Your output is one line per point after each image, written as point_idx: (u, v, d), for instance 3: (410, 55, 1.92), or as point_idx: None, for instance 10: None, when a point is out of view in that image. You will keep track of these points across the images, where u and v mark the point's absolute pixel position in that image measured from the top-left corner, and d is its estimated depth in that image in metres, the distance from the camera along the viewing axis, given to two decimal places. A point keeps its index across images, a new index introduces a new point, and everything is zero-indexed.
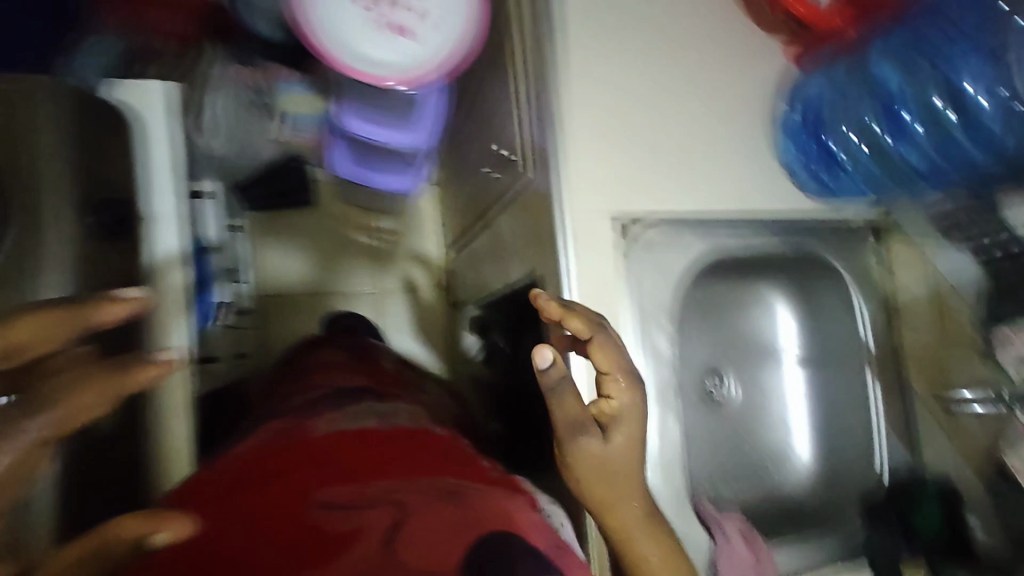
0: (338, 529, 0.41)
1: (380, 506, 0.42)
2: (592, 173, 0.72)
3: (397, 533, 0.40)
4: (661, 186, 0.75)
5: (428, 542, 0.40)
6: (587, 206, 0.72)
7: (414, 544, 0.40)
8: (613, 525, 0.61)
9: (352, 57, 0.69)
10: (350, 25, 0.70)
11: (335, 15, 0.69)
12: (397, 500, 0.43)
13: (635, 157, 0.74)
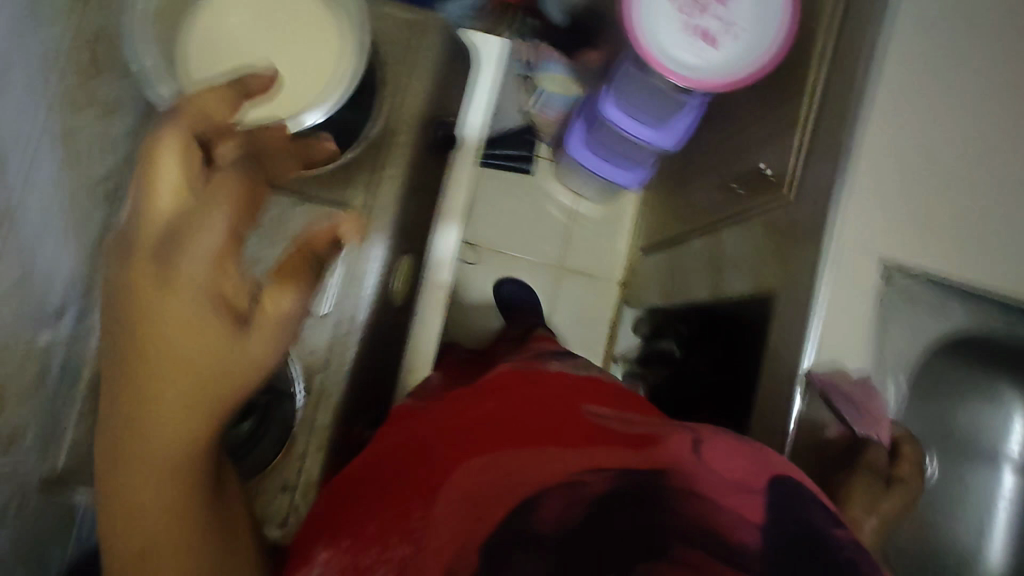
0: (636, 435, 0.55)
1: (665, 429, 0.56)
2: (878, 212, 0.74)
3: (699, 448, 0.52)
4: (944, 228, 0.76)
5: (724, 458, 0.52)
6: (864, 240, 0.74)
7: (714, 458, 0.51)
8: None
9: (665, 56, 0.85)
10: (669, 36, 0.85)
11: (656, 10, 0.86)
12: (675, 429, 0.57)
13: (914, 214, 0.75)
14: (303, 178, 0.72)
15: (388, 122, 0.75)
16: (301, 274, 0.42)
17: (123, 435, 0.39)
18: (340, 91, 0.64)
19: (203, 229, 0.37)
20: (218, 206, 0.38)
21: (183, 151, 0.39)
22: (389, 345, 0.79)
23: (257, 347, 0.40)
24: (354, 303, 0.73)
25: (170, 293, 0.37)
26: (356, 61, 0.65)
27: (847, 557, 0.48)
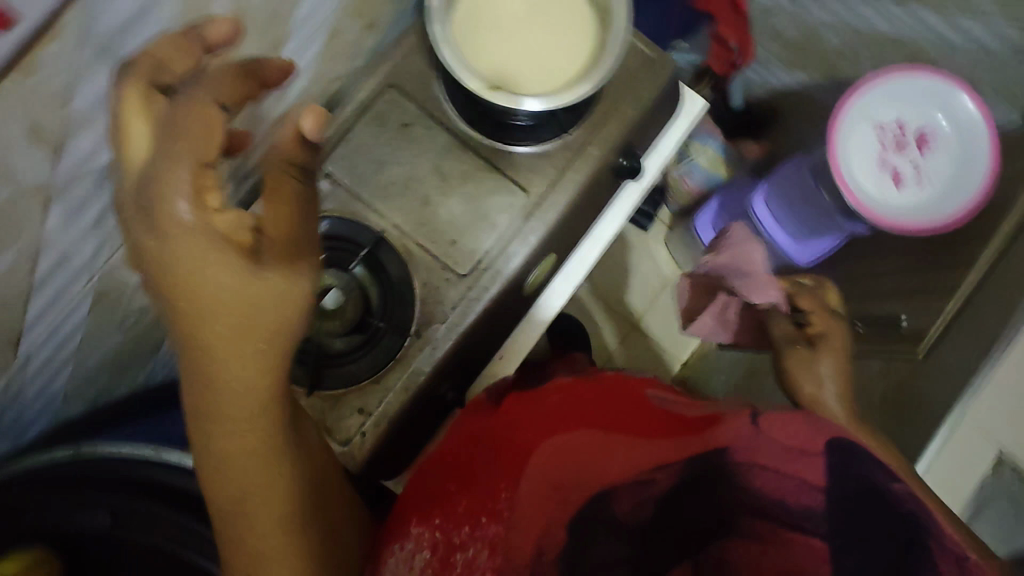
0: (695, 419, 0.63)
1: (725, 407, 0.64)
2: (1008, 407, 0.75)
3: (759, 418, 0.59)
4: None
5: (784, 426, 0.58)
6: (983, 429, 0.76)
7: (773, 425, 0.58)
8: None
9: (852, 178, 0.88)
10: (859, 163, 0.89)
11: (856, 136, 0.89)
12: (732, 406, 0.64)
13: None
14: (498, 147, 0.76)
15: (593, 130, 0.77)
16: (287, 190, 0.39)
17: (202, 401, 0.42)
18: (580, 93, 0.65)
19: (182, 152, 0.33)
20: (198, 141, 0.34)
21: (176, 100, 0.35)
22: (500, 325, 0.81)
23: (270, 280, 0.38)
24: (493, 273, 0.75)
25: (182, 245, 0.34)
26: (606, 72, 0.66)
27: (911, 509, 0.54)
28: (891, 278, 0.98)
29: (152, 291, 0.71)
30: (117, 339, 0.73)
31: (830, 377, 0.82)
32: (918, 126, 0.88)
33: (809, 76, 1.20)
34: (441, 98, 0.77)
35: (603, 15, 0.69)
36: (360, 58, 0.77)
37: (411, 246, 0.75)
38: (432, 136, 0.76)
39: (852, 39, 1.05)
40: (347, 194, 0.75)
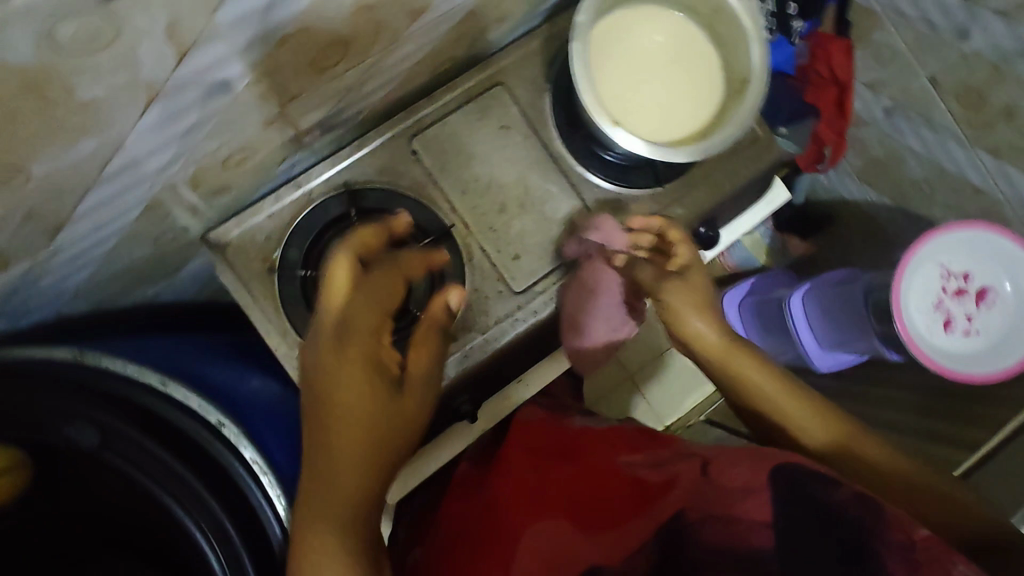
0: (654, 480, 0.65)
1: (681, 461, 0.66)
2: None
3: (709, 471, 0.62)
4: None
5: (733, 473, 0.59)
6: None
7: (721, 475, 0.60)
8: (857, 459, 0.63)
9: (904, 311, 0.88)
10: (916, 298, 0.89)
11: (920, 274, 0.89)
12: (685, 461, 0.66)
13: None
14: (588, 177, 0.74)
15: (683, 190, 0.76)
16: (430, 338, 0.62)
17: (321, 471, 0.54)
18: (684, 157, 0.63)
19: (365, 314, 0.59)
20: (372, 308, 0.59)
21: (359, 284, 0.60)
22: (533, 351, 0.79)
23: (410, 400, 0.59)
24: (544, 299, 0.73)
25: (344, 361, 0.57)
26: (716, 147, 0.63)
27: (858, 513, 0.51)
28: (904, 413, 1.00)
29: (199, 214, 0.67)
30: (147, 252, 0.68)
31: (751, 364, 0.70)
32: (983, 283, 0.89)
33: (879, 196, 1.20)
34: (546, 112, 0.75)
35: (743, 84, 0.66)
36: (478, 47, 0.74)
37: (472, 248, 0.73)
38: (526, 147, 0.74)
39: (937, 176, 1.05)
40: (425, 177, 0.72)
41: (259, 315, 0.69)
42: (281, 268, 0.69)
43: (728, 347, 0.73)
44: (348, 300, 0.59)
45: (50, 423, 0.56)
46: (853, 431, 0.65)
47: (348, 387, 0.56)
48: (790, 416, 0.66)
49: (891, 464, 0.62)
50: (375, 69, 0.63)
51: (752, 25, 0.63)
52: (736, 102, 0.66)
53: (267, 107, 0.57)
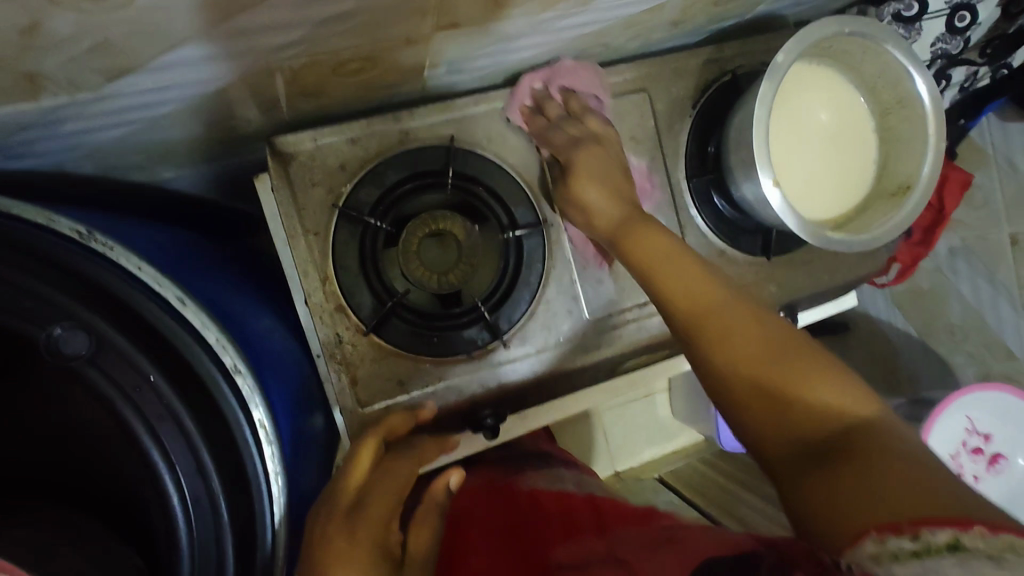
0: None
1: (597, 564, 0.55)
2: None
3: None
4: None
5: None
6: None
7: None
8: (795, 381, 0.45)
9: None
10: (939, 447, 0.87)
11: (949, 425, 0.87)
12: (601, 561, 0.55)
13: None
14: (697, 222, 0.68)
15: (782, 270, 0.71)
16: (431, 519, 0.54)
17: None
18: (819, 242, 0.57)
19: (380, 502, 0.50)
20: (389, 494, 0.51)
21: (379, 469, 0.53)
22: (573, 383, 0.71)
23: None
24: (612, 333, 0.66)
25: (351, 548, 0.46)
26: (852, 245, 0.58)
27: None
28: None
29: (269, 108, 0.56)
30: (190, 130, 0.56)
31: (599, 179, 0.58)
32: (998, 449, 0.89)
33: (904, 323, 1.11)
34: (680, 138, 0.67)
35: (903, 190, 0.61)
36: (636, 43, 0.66)
37: (556, 254, 0.64)
38: (646, 168, 0.66)
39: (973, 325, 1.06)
40: (534, 160, 0.64)
41: (302, 250, 0.58)
42: (344, 207, 0.58)
43: (626, 221, 0.56)
44: (376, 480, 0.52)
45: (27, 313, 0.40)
46: (797, 351, 0.46)
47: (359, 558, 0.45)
48: (688, 296, 0.50)
49: (793, 372, 0.45)
50: (543, 27, 0.54)
51: (935, 141, 0.59)
52: (879, 211, 0.61)
53: (421, 25, 0.47)
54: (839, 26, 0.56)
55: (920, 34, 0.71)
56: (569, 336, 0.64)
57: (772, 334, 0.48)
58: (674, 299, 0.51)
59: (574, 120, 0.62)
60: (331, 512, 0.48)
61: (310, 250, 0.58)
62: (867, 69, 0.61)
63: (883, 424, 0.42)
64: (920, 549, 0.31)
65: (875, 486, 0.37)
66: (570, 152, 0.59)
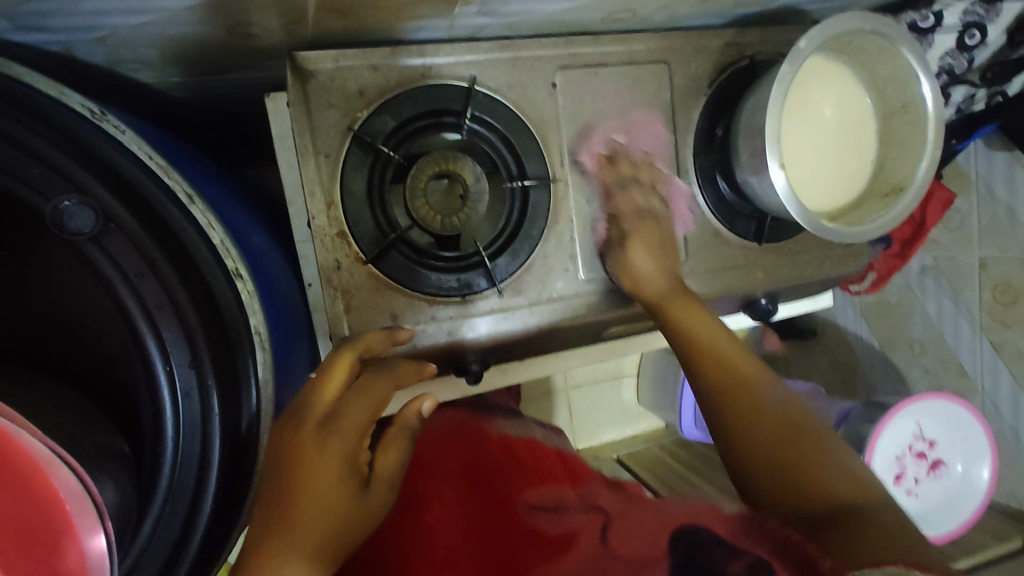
0: (553, 535, 0.58)
1: (582, 516, 0.60)
2: None
3: (608, 536, 0.55)
4: None
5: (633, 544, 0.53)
6: None
7: (620, 543, 0.54)
8: (803, 454, 0.53)
9: (871, 457, 0.92)
10: (885, 451, 0.92)
11: (897, 431, 0.93)
12: (587, 514, 0.60)
13: None
14: (698, 198, 0.70)
15: (769, 256, 0.73)
16: (400, 444, 0.50)
17: (272, 535, 0.40)
18: (812, 228, 0.59)
19: (356, 410, 0.47)
20: (366, 406, 0.48)
21: (354, 385, 0.49)
22: (557, 344, 0.73)
23: (377, 500, 0.46)
24: (603, 297, 0.67)
25: (321, 457, 0.43)
26: (845, 236, 0.60)
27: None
28: None
29: (293, 21, 0.54)
30: (209, 31, 0.54)
31: (648, 247, 0.64)
32: (940, 456, 0.95)
33: (870, 335, 1.25)
34: (693, 115, 0.69)
35: (896, 191, 0.63)
36: (665, 14, 0.66)
37: (560, 210, 0.65)
38: (657, 140, 0.68)
39: (932, 341, 1.11)
40: (550, 117, 0.64)
41: (311, 171, 0.58)
42: (358, 132, 0.58)
43: (671, 293, 0.63)
44: (349, 390, 0.49)
45: (34, 180, 0.39)
46: (809, 426, 0.55)
47: (321, 461, 0.43)
48: (721, 370, 0.59)
49: (797, 452, 0.53)
50: None
51: (932, 147, 0.61)
52: (872, 209, 0.64)
53: None
54: (861, 23, 0.58)
55: (931, 47, 0.76)
56: (561, 294, 0.66)
57: (788, 413, 0.56)
58: (711, 367, 0.59)
59: (640, 184, 0.66)
60: (301, 422, 0.45)
61: (320, 171, 0.58)
62: (880, 70, 0.64)
63: (868, 500, 0.50)
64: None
65: (872, 543, 0.45)
66: (626, 222, 0.65)
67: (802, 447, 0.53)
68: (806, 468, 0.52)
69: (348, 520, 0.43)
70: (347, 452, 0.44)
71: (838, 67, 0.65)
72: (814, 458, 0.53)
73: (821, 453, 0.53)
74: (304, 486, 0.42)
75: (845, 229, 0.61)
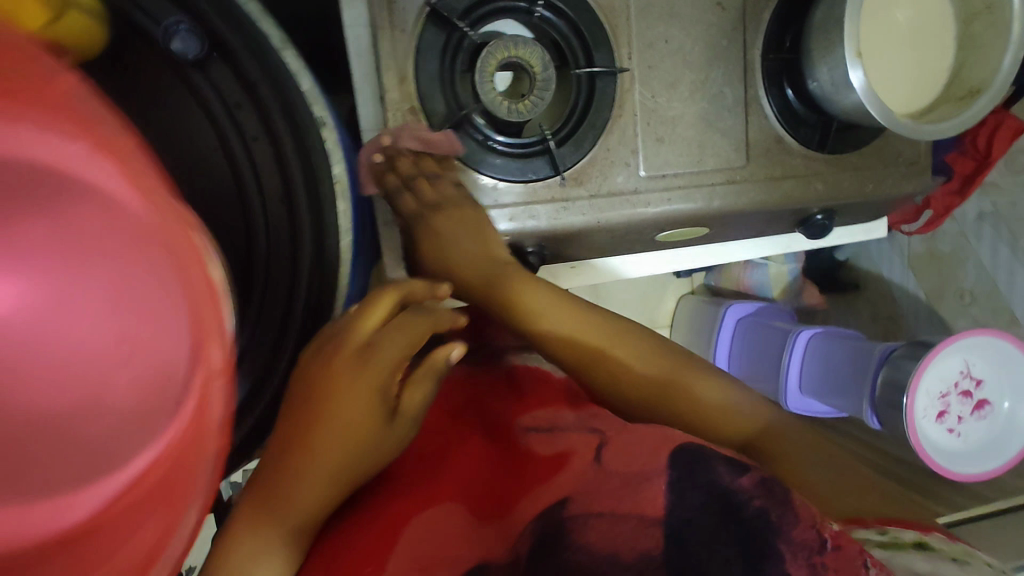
0: (544, 455, 0.51)
1: (578, 436, 0.52)
2: None
3: (604, 456, 0.48)
4: None
5: (626, 460, 0.47)
6: None
7: (615, 461, 0.47)
8: (678, 393, 0.59)
9: (914, 390, 0.91)
10: (930, 386, 0.92)
11: (943, 367, 0.92)
12: (582, 434, 0.53)
13: None
14: (763, 102, 0.69)
15: (831, 167, 0.72)
16: (427, 385, 0.49)
17: (298, 451, 0.43)
18: (884, 121, 0.58)
19: (391, 346, 0.47)
20: (403, 343, 0.47)
21: (394, 322, 0.48)
22: (609, 246, 0.74)
23: (400, 435, 0.47)
24: (661, 195, 0.67)
25: (354, 385, 0.45)
26: (917, 133, 0.59)
27: (760, 505, 0.41)
28: None
29: None
30: None
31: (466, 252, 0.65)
32: (985, 395, 0.94)
33: (916, 286, 1.23)
34: (763, 15, 0.68)
35: (972, 94, 0.62)
36: None
37: (624, 104, 0.65)
38: (724, 39, 0.67)
39: (984, 290, 1.09)
40: (620, 8, 0.64)
41: (385, 46, 0.59)
42: (433, 10, 0.59)
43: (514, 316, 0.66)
44: (387, 332, 0.47)
45: (150, 5, 0.43)
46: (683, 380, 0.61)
47: (347, 391, 0.44)
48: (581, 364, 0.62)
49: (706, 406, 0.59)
50: None
51: (1017, 45, 0.59)
52: (946, 112, 0.62)
53: None
54: None
55: None
56: (618, 189, 0.66)
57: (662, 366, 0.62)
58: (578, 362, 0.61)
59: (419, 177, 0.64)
60: (334, 353, 0.46)
61: (394, 45, 0.59)
62: None
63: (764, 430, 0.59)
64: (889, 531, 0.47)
65: (771, 450, 0.57)
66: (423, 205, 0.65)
67: (681, 395, 0.59)
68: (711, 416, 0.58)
69: (372, 451, 0.45)
70: (379, 388, 0.46)
71: None
72: (699, 400, 0.60)
73: (720, 407, 0.59)
74: (337, 415, 0.44)
75: (918, 128, 0.59)
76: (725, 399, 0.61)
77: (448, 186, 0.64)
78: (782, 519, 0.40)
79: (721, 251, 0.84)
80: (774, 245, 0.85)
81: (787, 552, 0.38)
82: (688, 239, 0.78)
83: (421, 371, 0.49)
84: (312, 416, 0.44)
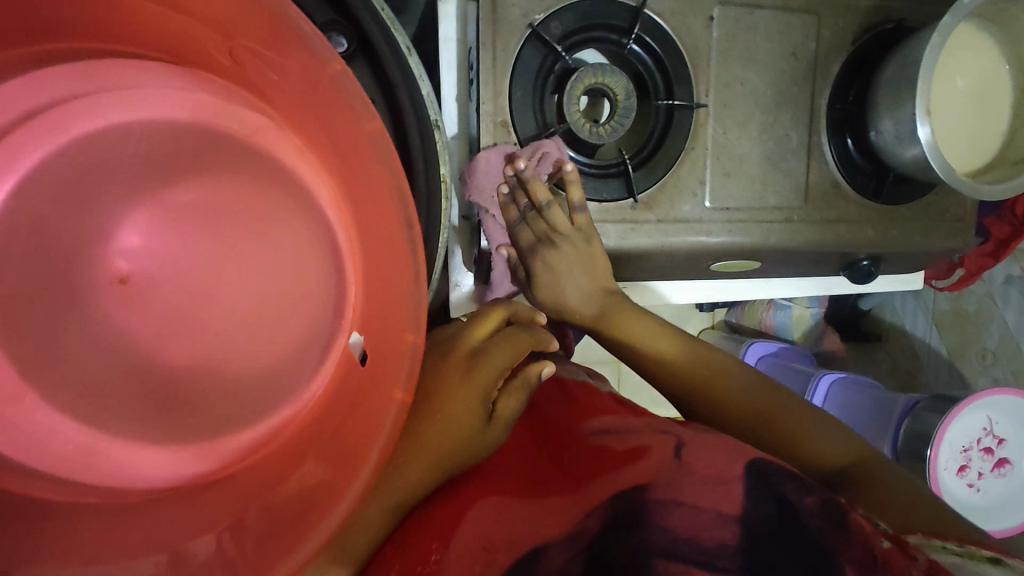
0: (612, 449, 0.54)
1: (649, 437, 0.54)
2: None
3: (671, 457, 0.50)
4: None
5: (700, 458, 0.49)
6: None
7: (691, 459, 0.49)
8: (776, 422, 0.61)
9: (941, 442, 0.93)
10: (954, 440, 0.93)
11: (969, 423, 0.93)
12: (657, 434, 0.54)
13: None
14: (825, 149, 0.73)
15: (884, 216, 0.76)
16: (520, 394, 0.52)
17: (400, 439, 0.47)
18: (948, 177, 0.62)
19: (500, 355, 0.51)
20: (511, 352, 0.51)
21: (504, 333, 0.53)
22: (665, 270, 0.77)
23: (495, 435, 0.50)
24: (726, 227, 0.70)
25: (460, 383, 0.48)
26: (979, 193, 0.62)
27: (821, 523, 0.44)
28: None
29: None
30: None
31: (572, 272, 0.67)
32: (1005, 453, 0.97)
33: (938, 342, 1.26)
34: (832, 68, 0.72)
35: None
36: None
37: (698, 138, 0.69)
38: (794, 86, 0.71)
39: (1008, 352, 1.14)
40: (704, 48, 0.68)
41: (486, 60, 0.63)
42: (533, 33, 0.63)
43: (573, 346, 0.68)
44: (501, 343, 0.52)
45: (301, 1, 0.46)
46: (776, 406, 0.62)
47: (456, 390, 0.48)
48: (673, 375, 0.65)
49: (792, 427, 0.60)
50: None
51: None
52: (1001, 175, 0.66)
53: None
54: None
55: None
56: (685, 217, 0.69)
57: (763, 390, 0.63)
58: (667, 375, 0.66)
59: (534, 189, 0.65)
60: (450, 354, 0.51)
61: (493, 62, 0.63)
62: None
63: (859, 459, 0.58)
64: (963, 551, 0.47)
65: (865, 478, 0.56)
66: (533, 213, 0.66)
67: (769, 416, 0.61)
68: (800, 442, 0.59)
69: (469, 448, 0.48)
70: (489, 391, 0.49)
71: (983, 41, 0.68)
72: (791, 426, 0.60)
73: (815, 438, 0.60)
74: (450, 412, 0.47)
75: (982, 188, 0.63)
76: (824, 430, 0.61)
77: (581, 215, 0.65)
78: (842, 536, 0.43)
79: (766, 286, 0.87)
80: (817, 286, 0.88)
81: (845, 560, 0.42)
82: (738, 271, 0.81)
83: (526, 376, 0.53)
84: (422, 404, 0.48)
